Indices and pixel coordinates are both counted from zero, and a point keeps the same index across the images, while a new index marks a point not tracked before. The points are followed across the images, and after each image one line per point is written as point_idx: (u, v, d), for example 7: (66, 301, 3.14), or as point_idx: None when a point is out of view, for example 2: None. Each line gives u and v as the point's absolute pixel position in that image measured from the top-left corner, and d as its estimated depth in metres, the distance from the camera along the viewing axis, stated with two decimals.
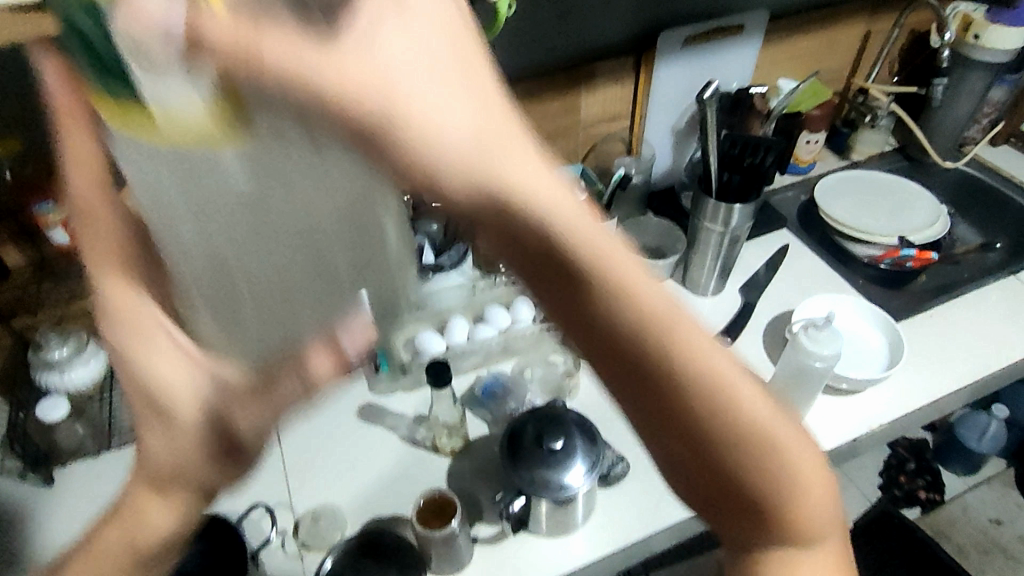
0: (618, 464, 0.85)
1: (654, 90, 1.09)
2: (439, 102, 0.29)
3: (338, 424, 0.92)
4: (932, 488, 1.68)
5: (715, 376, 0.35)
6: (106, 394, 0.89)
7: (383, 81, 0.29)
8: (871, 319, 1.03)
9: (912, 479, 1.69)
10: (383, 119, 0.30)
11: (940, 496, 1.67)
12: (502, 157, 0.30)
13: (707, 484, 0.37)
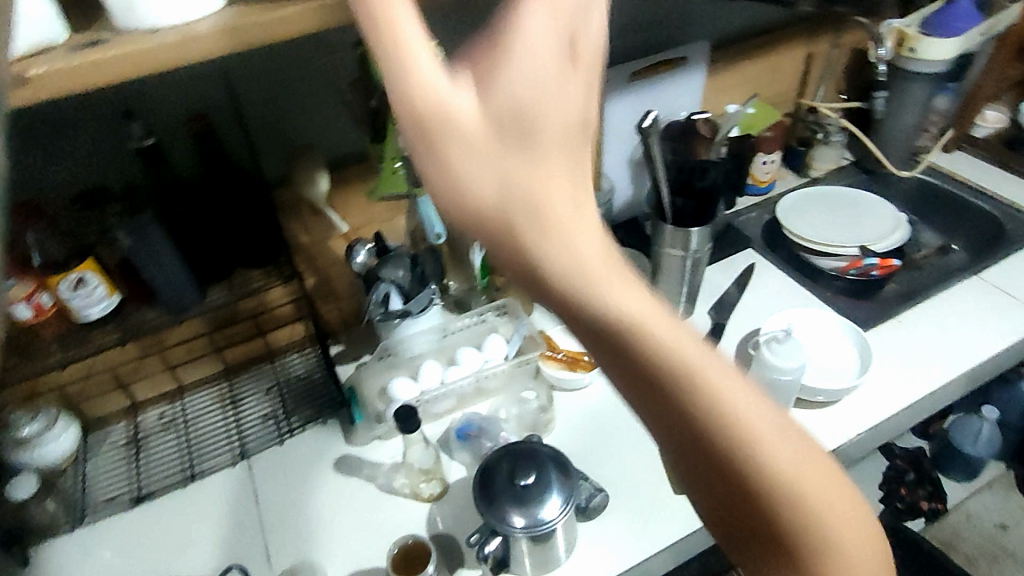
0: (598, 495, 0.83)
1: (606, 125, 1.12)
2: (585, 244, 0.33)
3: (315, 479, 0.91)
4: (935, 497, 1.62)
5: (819, 498, 0.35)
6: (81, 465, 0.91)
7: (537, 220, 0.33)
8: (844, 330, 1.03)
9: (913, 491, 1.61)
10: (521, 248, 0.33)
11: (944, 504, 1.61)
12: (636, 301, 0.33)
13: (759, 556, 0.36)
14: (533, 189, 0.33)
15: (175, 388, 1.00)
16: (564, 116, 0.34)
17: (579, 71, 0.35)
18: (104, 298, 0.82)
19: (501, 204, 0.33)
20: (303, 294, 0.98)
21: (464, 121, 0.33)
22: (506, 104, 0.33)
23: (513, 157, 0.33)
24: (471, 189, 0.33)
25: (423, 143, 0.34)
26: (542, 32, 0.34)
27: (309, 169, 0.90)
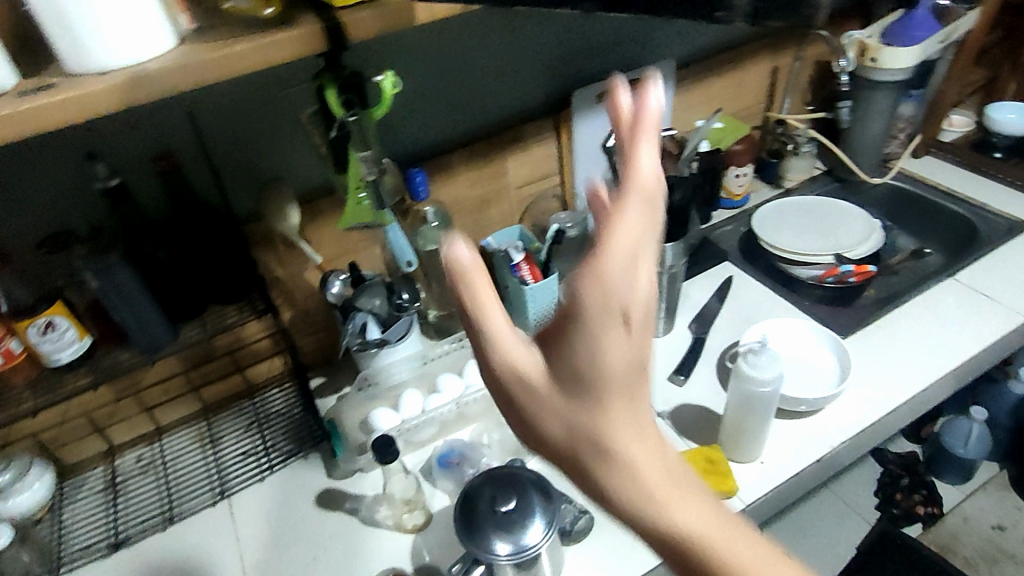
0: (582, 517, 0.82)
1: (576, 146, 1.13)
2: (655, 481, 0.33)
3: (297, 515, 0.90)
4: (931, 501, 1.63)
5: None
6: (58, 513, 0.89)
7: (606, 460, 0.32)
8: (824, 338, 1.03)
9: (908, 496, 1.64)
10: (591, 483, 0.33)
11: (939, 508, 1.62)
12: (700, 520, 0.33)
13: None
14: (606, 438, 0.32)
15: (152, 430, 0.98)
16: (629, 374, 0.30)
17: (638, 334, 0.30)
18: (75, 342, 0.81)
19: (571, 452, 0.33)
20: (280, 329, 0.97)
21: (534, 380, 0.31)
22: (571, 367, 0.31)
23: (582, 415, 0.31)
24: (543, 432, 0.33)
25: (496, 385, 0.33)
26: (602, 314, 0.29)
27: (279, 203, 0.87)
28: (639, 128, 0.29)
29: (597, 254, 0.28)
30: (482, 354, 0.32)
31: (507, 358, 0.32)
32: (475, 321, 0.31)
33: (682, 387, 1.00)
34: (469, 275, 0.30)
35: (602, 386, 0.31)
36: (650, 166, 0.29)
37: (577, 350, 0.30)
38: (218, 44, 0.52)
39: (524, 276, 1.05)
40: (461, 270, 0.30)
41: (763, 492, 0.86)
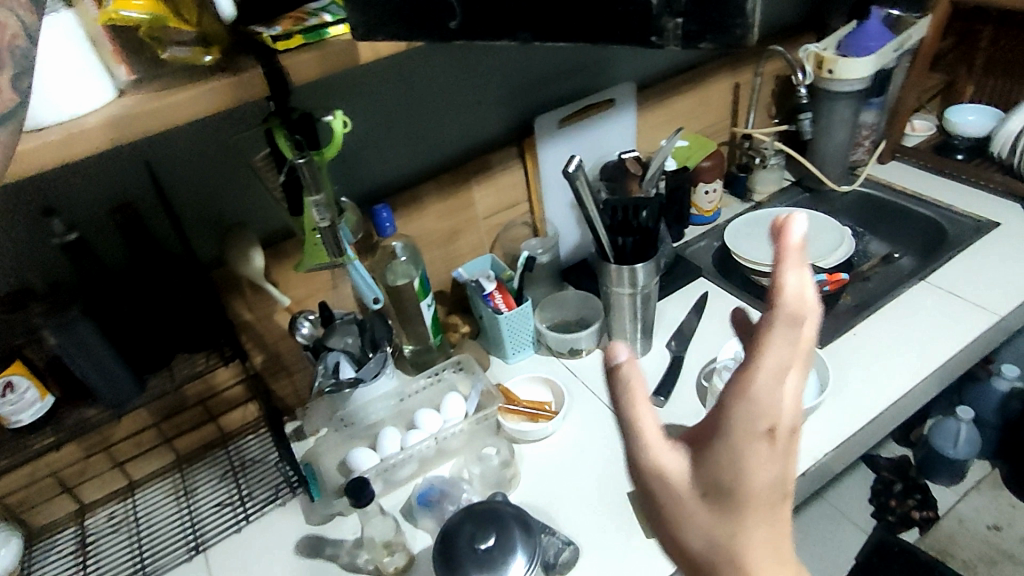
0: (566, 549, 0.81)
1: (543, 172, 1.14)
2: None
3: (274, 565, 0.87)
4: (926, 505, 1.62)
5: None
6: None
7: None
8: None
9: (903, 502, 1.62)
10: None
11: (936, 512, 1.60)
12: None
13: None
14: (740, 548, 0.37)
15: (125, 486, 0.96)
16: (771, 492, 0.37)
17: (780, 449, 0.36)
18: (36, 401, 0.80)
19: (709, 559, 0.37)
20: (252, 373, 0.97)
21: (681, 488, 0.37)
22: (713, 479, 0.37)
23: (725, 525, 0.37)
24: (686, 545, 0.38)
25: (639, 483, 0.38)
26: (751, 427, 0.36)
27: (242, 247, 0.86)
28: (783, 258, 0.35)
29: (749, 372, 0.35)
30: (635, 459, 0.38)
31: (669, 471, 0.37)
32: (636, 423, 0.38)
33: (663, 408, 0.99)
34: (633, 386, 0.37)
35: (746, 502, 0.36)
36: (796, 287, 0.34)
37: (729, 461, 0.36)
38: (158, 94, 0.52)
39: (498, 305, 1.04)
40: (626, 374, 0.37)
41: None
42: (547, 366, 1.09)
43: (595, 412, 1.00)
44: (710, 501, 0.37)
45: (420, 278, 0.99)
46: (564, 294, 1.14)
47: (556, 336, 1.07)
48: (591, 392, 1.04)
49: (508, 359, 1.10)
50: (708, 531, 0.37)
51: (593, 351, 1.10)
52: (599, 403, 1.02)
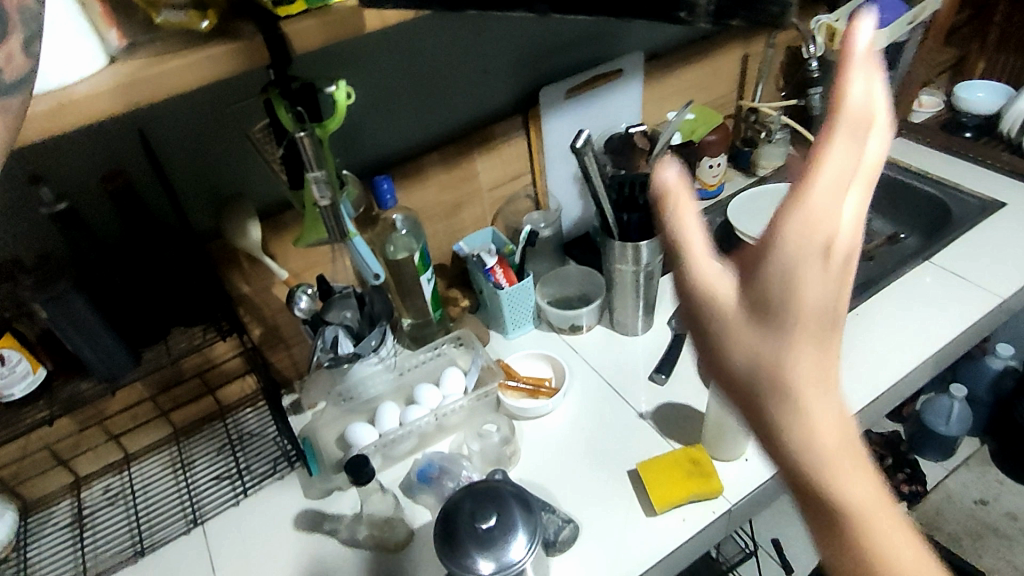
0: (566, 527, 0.81)
1: (547, 144, 1.11)
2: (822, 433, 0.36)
3: (272, 538, 0.87)
4: (914, 479, 1.63)
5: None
6: (23, 552, 0.86)
7: (783, 396, 0.35)
8: None
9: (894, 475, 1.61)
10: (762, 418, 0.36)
11: (924, 487, 1.63)
12: (847, 471, 0.37)
13: None
14: (786, 374, 0.34)
15: (121, 457, 0.95)
16: (825, 310, 0.33)
17: (835, 270, 0.33)
18: (26, 373, 0.77)
19: (751, 386, 0.35)
20: (250, 346, 0.95)
21: (728, 309, 0.34)
22: (764, 300, 0.33)
23: (774, 345, 0.34)
24: (729, 371, 0.35)
25: (682, 308, 0.35)
26: (807, 244, 0.32)
27: (238, 219, 0.84)
28: (845, 66, 0.32)
29: (807, 182, 0.32)
30: (677, 277, 0.34)
31: (713, 293, 0.34)
32: (680, 241, 0.34)
33: (664, 386, 0.98)
34: (676, 198, 0.33)
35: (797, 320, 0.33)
36: (862, 91, 0.32)
37: (778, 280, 0.33)
38: (149, 62, 0.49)
39: (499, 280, 1.02)
40: (668, 192, 0.33)
41: (749, 491, 0.85)
42: (547, 342, 1.08)
43: (595, 388, 1.00)
44: (757, 321, 0.34)
45: (420, 251, 0.97)
46: (566, 268, 1.13)
47: (557, 313, 1.06)
48: (591, 368, 1.03)
49: (508, 334, 1.09)
50: (755, 353, 0.34)
51: (594, 327, 1.09)
52: (600, 380, 1.02)
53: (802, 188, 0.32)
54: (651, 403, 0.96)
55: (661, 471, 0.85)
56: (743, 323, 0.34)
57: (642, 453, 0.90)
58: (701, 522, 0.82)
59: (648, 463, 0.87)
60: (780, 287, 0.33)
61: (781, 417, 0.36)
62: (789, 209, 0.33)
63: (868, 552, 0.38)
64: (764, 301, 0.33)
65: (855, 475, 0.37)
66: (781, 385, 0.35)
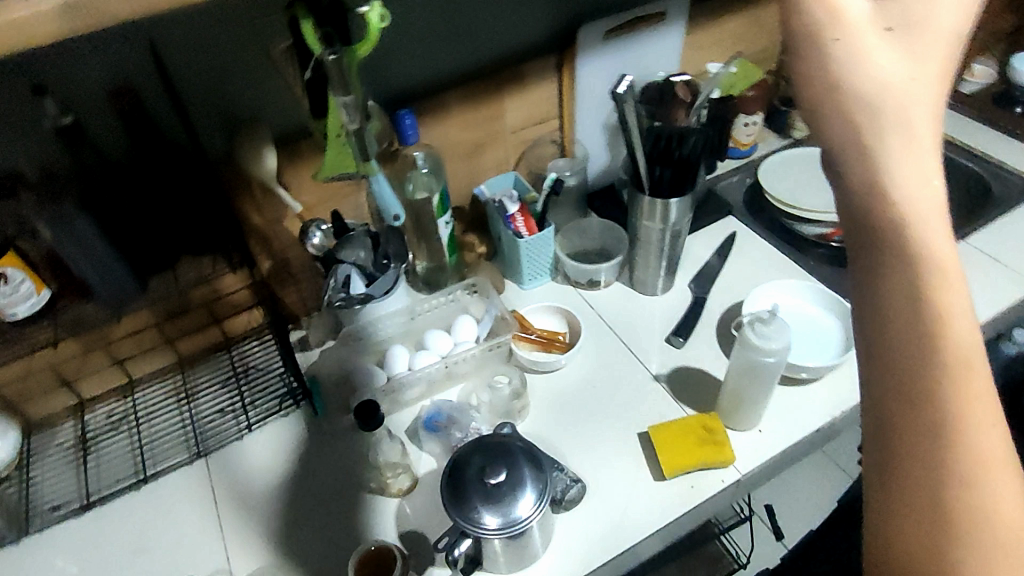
0: (573, 487, 0.80)
1: (580, 88, 1.05)
2: (900, 168, 0.38)
3: (276, 475, 0.86)
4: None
5: (985, 423, 0.39)
6: (26, 471, 0.86)
7: (896, 115, 0.38)
8: (811, 294, 0.98)
9: None
10: (863, 134, 0.38)
11: None
12: (931, 219, 0.38)
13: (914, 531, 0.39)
14: (896, 88, 0.38)
15: (125, 382, 0.94)
16: (949, 29, 0.38)
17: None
18: (33, 295, 0.76)
19: (869, 89, 0.38)
20: (259, 280, 0.92)
21: (859, 10, 0.38)
22: (901, 10, 0.38)
23: (896, 52, 0.38)
24: (850, 68, 0.38)
25: (801, 15, 0.38)
26: None
27: (254, 145, 0.80)
28: None
29: None
30: None
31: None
32: None
33: (680, 349, 0.96)
34: None
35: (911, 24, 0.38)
36: None
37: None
38: None
39: (519, 230, 0.99)
40: None
41: (761, 462, 0.83)
42: (563, 297, 1.05)
43: (610, 347, 0.97)
44: (887, 25, 0.38)
45: (440, 193, 0.93)
46: (588, 221, 1.08)
47: (576, 266, 1.03)
48: (607, 326, 1.00)
49: (523, 284, 1.06)
50: (873, 57, 0.38)
51: (612, 284, 1.06)
52: (616, 340, 0.99)
53: None
54: (667, 366, 0.94)
55: (672, 436, 0.84)
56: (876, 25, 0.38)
57: (654, 416, 0.88)
58: (709, 490, 0.81)
59: (660, 428, 0.85)
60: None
61: (886, 124, 0.38)
62: None
63: (933, 292, 0.38)
64: (897, 9, 0.38)
65: (926, 205, 0.38)
66: (895, 97, 0.38)
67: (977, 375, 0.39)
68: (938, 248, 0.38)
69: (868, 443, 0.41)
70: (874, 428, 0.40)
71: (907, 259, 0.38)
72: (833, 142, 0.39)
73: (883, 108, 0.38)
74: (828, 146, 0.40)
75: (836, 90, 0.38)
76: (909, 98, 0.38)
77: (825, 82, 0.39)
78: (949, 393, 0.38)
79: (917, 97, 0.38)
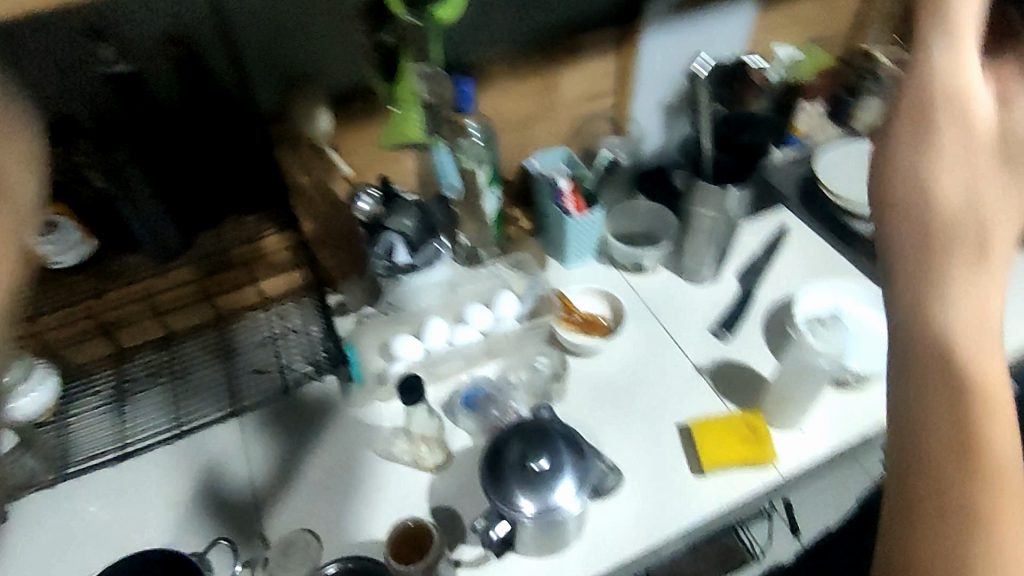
0: (610, 476, 0.79)
1: (642, 65, 1.01)
2: (958, 279, 0.47)
3: (309, 441, 0.85)
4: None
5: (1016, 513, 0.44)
6: (63, 417, 0.85)
7: (978, 232, 0.47)
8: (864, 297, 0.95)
9: None
10: (935, 242, 0.48)
11: None
12: (968, 326, 0.46)
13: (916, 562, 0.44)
14: (981, 210, 0.47)
15: (163, 334, 0.90)
16: None
17: None
18: (81, 244, 0.77)
19: (958, 206, 0.48)
20: (300, 243, 0.91)
21: (974, 132, 0.48)
22: (1012, 145, 0.47)
23: (995, 185, 0.47)
24: (939, 188, 0.48)
25: (910, 128, 0.50)
26: None
27: (308, 107, 0.79)
28: None
29: None
30: (936, 100, 0.49)
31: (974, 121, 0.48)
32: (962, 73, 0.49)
33: (725, 343, 0.93)
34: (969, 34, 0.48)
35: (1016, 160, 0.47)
36: None
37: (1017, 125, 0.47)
38: None
39: (568, 207, 0.97)
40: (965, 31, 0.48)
41: (803, 465, 0.81)
42: (607, 278, 1.02)
43: (652, 334, 0.95)
44: (998, 158, 0.47)
45: (489, 167, 0.91)
46: (638, 202, 1.05)
47: (622, 249, 1.00)
48: (650, 312, 0.98)
49: (567, 263, 1.03)
50: (953, 178, 0.48)
51: (658, 269, 1.03)
52: (659, 328, 0.96)
53: None
54: (711, 359, 0.91)
55: (713, 431, 0.82)
56: (980, 158, 0.48)
57: (695, 409, 0.86)
58: (748, 490, 0.79)
59: (701, 422, 0.83)
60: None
61: (959, 234, 0.47)
62: None
63: (968, 374, 0.46)
64: (1006, 139, 0.47)
65: (986, 324, 0.47)
66: (974, 216, 0.47)
67: (1007, 451, 0.45)
68: (978, 350, 0.46)
69: (890, 500, 0.48)
70: (898, 476, 0.47)
71: (952, 356, 0.46)
72: (907, 240, 0.49)
73: (953, 222, 0.48)
74: (901, 241, 0.50)
75: (925, 202, 0.48)
76: (982, 217, 0.47)
77: (912, 196, 0.49)
78: (977, 456, 0.45)
79: (997, 212, 0.47)
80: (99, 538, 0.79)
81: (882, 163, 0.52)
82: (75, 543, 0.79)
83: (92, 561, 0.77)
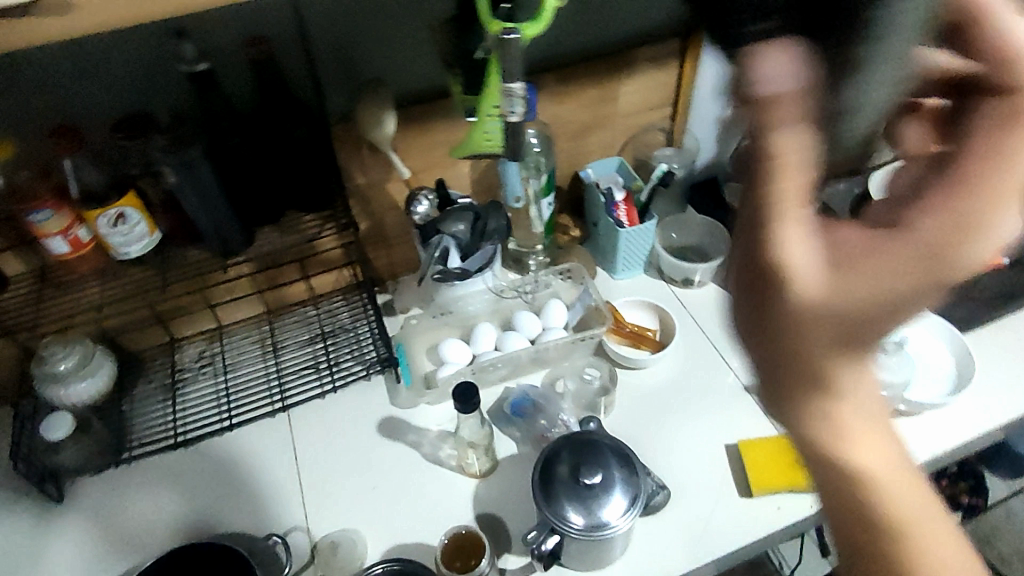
0: (659, 493, 0.78)
1: (700, 79, 1.00)
2: (850, 421, 0.37)
3: (358, 439, 0.86)
4: (977, 492, 1.33)
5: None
6: (118, 401, 0.88)
7: (825, 392, 0.35)
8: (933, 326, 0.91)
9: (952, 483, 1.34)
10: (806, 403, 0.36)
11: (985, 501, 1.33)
12: (868, 446, 0.39)
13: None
14: (830, 375, 0.34)
15: (214, 326, 0.95)
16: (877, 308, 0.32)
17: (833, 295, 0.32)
18: (145, 236, 0.77)
19: (801, 361, 0.34)
20: (355, 240, 0.91)
21: (804, 292, 0.32)
22: (850, 305, 0.32)
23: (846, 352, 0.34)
24: (782, 349, 0.34)
25: (748, 257, 0.33)
26: (815, 258, 0.32)
27: (374, 109, 0.78)
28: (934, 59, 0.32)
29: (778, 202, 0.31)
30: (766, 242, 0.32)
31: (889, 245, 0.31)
32: (778, 206, 0.31)
33: None
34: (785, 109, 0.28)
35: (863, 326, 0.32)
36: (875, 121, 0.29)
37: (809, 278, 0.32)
38: None
39: (620, 219, 0.97)
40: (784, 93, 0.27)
41: None
42: (655, 291, 1.02)
43: (700, 350, 0.94)
44: (840, 321, 0.32)
45: (548, 177, 0.92)
46: (690, 216, 1.05)
47: (673, 262, 1.00)
48: (699, 328, 0.97)
49: (616, 275, 1.03)
50: (813, 343, 0.33)
51: (707, 285, 1.02)
52: (707, 345, 0.95)
53: (800, 181, 0.30)
54: None
55: (763, 454, 0.81)
56: (827, 296, 0.32)
57: (744, 429, 0.85)
58: (797, 515, 0.78)
59: (750, 443, 0.83)
60: (811, 254, 0.32)
61: (821, 393, 0.35)
62: (797, 183, 0.30)
63: (859, 485, 0.41)
64: (846, 278, 0.32)
65: (879, 451, 0.40)
66: (836, 380, 0.35)
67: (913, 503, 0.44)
68: (865, 459, 0.40)
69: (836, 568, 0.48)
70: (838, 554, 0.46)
71: (859, 492, 0.42)
72: (764, 390, 0.37)
73: (819, 380, 0.35)
74: (761, 390, 0.37)
75: (776, 366, 0.35)
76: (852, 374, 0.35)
77: (764, 356, 0.35)
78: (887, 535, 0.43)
79: (856, 373, 0.35)
80: (149, 524, 0.80)
81: (731, 285, 0.35)
82: (129, 529, 0.80)
83: (140, 547, 0.78)
